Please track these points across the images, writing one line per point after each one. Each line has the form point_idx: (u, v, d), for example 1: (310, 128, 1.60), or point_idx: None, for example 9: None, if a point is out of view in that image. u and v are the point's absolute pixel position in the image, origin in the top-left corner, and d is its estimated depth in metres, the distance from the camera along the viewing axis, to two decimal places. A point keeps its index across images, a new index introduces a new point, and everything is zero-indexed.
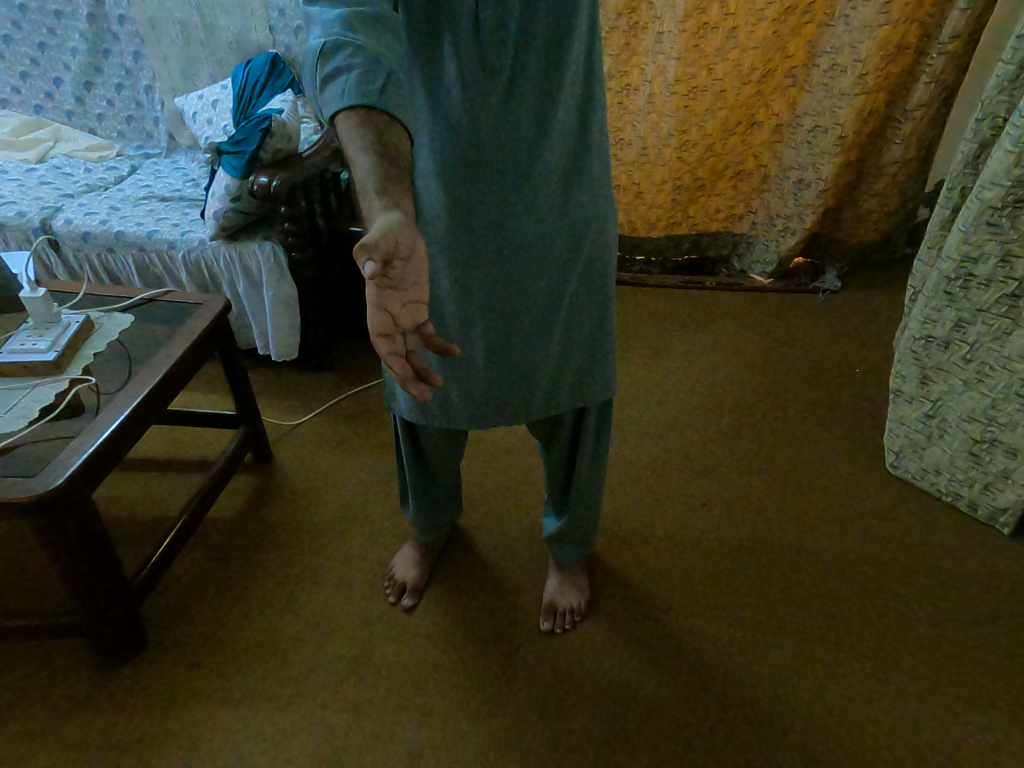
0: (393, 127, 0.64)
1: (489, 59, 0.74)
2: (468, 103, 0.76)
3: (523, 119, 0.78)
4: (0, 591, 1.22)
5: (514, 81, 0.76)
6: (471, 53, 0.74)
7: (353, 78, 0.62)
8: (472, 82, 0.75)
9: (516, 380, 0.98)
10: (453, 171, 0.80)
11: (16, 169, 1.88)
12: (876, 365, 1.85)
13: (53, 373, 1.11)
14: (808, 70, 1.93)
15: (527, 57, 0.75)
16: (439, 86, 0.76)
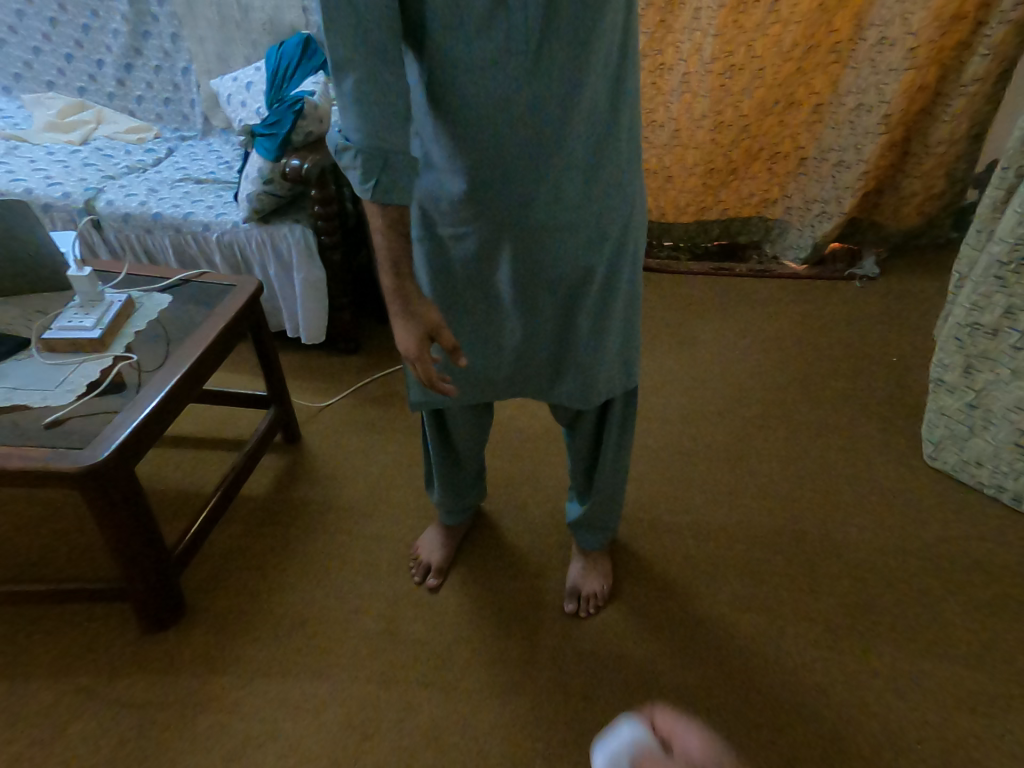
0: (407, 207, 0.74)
1: (512, 41, 0.71)
2: (490, 95, 0.75)
3: (546, 110, 0.77)
4: (51, 557, 1.28)
5: (539, 66, 0.74)
6: (492, 37, 0.71)
7: (362, 177, 0.71)
8: (495, 68, 0.73)
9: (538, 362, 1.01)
10: (478, 166, 0.81)
11: (61, 150, 1.93)
12: (914, 354, 1.80)
13: (98, 350, 1.14)
14: (853, 44, 1.85)
15: (551, 45, 0.73)
16: (459, 80, 0.75)
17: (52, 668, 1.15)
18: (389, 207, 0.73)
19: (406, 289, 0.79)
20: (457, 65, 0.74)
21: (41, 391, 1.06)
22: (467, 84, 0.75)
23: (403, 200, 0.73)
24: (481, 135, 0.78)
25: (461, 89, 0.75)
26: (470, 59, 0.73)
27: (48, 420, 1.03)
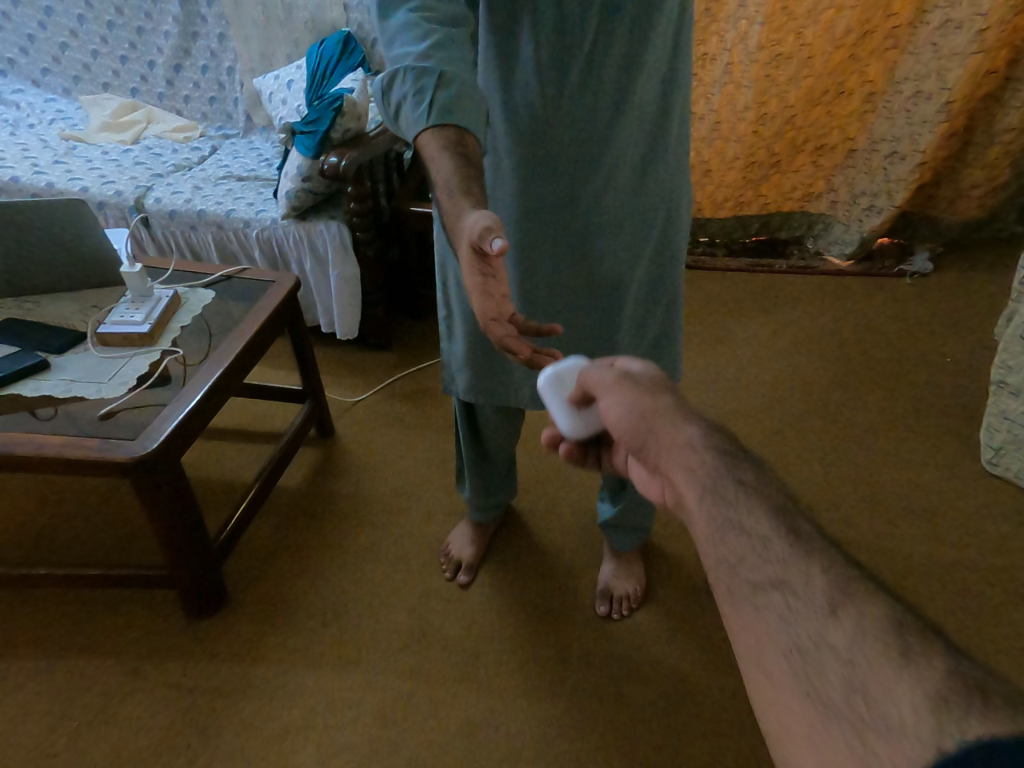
0: (465, 131, 0.69)
1: (568, 33, 0.73)
2: (547, 77, 0.76)
3: (602, 90, 0.75)
4: (104, 543, 1.33)
5: (592, 57, 0.74)
6: (548, 29, 0.73)
7: (414, 102, 0.68)
8: (549, 59, 0.75)
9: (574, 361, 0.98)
10: (528, 146, 0.80)
11: (114, 150, 1.99)
12: (971, 353, 1.72)
13: (147, 344, 1.17)
14: (913, 28, 1.77)
15: (613, 23, 0.72)
16: (517, 59, 0.76)
17: (104, 650, 1.19)
18: (444, 129, 0.68)
19: (459, 205, 0.66)
20: (516, 44, 0.75)
21: (95, 383, 1.10)
22: (520, 75, 0.76)
23: (460, 120, 0.68)
24: (530, 124, 0.78)
25: (517, 69, 0.76)
26: (525, 52, 0.75)
27: (102, 412, 1.06)
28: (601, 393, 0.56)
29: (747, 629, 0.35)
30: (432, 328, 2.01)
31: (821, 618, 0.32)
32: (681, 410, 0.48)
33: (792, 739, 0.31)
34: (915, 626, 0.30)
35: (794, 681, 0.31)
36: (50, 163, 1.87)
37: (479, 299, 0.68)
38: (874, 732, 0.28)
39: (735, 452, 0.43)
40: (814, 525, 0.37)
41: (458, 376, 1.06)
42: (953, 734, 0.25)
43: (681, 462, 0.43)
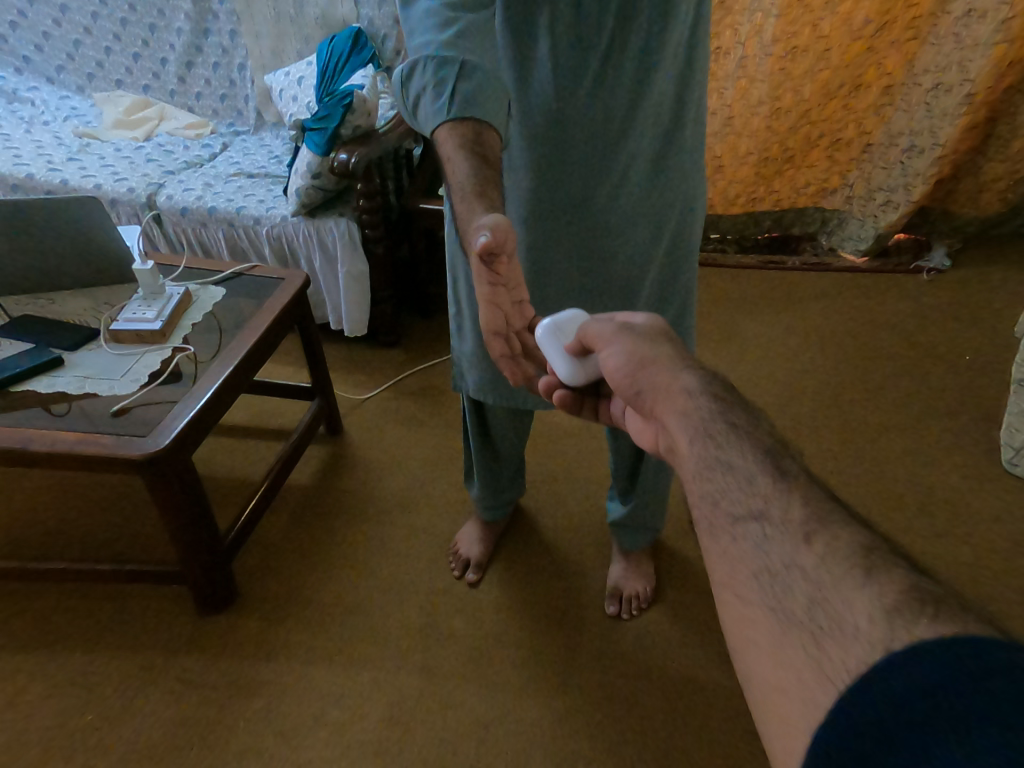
0: (485, 126, 0.68)
1: (586, 34, 0.72)
2: (562, 79, 0.75)
3: (618, 93, 0.75)
4: (117, 539, 1.34)
5: (609, 58, 0.73)
6: (566, 30, 0.72)
7: (434, 94, 0.68)
8: (566, 60, 0.74)
9: None
10: (542, 150, 0.79)
11: (127, 147, 2.00)
12: (989, 351, 1.69)
13: (159, 341, 1.18)
14: (934, 19, 1.73)
15: (630, 25, 0.71)
16: (532, 60, 0.75)
17: (116, 645, 1.20)
18: (464, 121, 0.67)
19: (473, 209, 0.66)
20: (531, 44, 0.74)
21: (108, 380, 1.10)
22: (537, 76, 0.75)
23: (481, 112, 0.68)
24: (546, 126, 0.77)
25: (532, 70, 0.75)
26: (541, 53, 0.74)
27: (114, 409, 1.06)
28: (601, 343, 0.59)
29: (724, 555, 0.39)
30: (440, 326, 2.01)
31: (792, 544, 0.36)
32: (679, 357, 0.52)
33: (756, 648, 0.36)
34: (879, 554, 0.34)
35: (762, 598, 0.36)
36: (64, 160, 1.89)
37: (488, 309, 0.73)
38: (827, 636, 0.32)
39: (731, 399, 0.46)
40: (799, 467, 0.41)
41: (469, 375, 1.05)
42: (901, 636, 0.29)
43: (675, 406, 0.48)
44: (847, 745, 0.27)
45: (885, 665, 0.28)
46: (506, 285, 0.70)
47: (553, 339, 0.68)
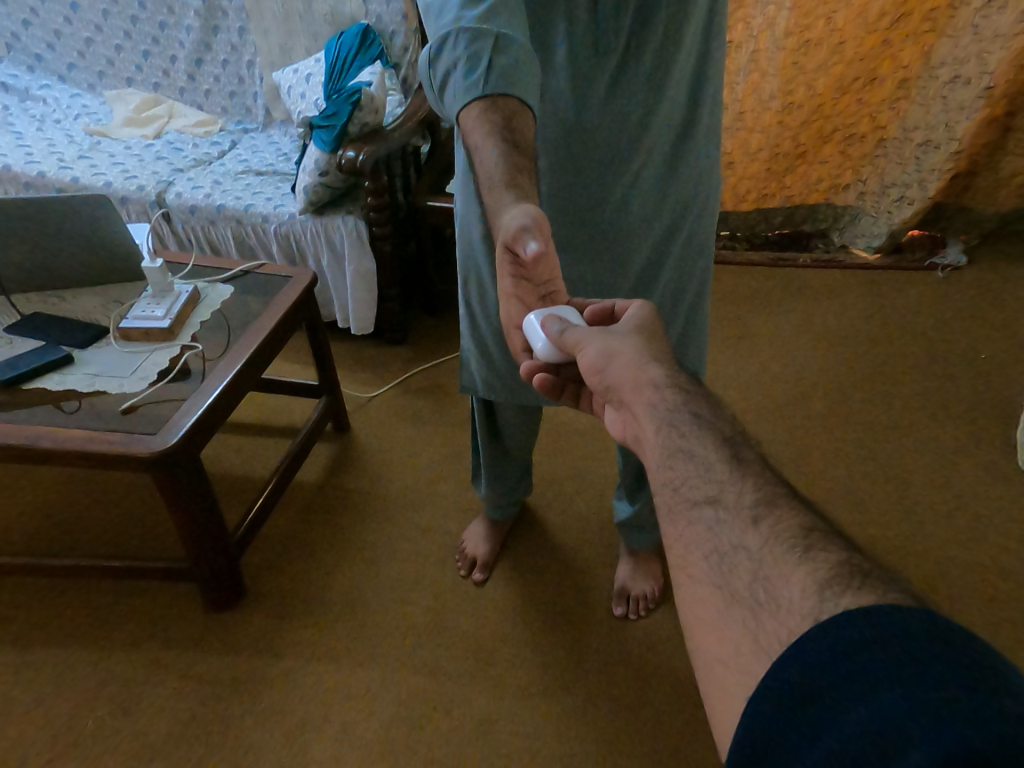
0: (520, 106, 0.66)
1: (602, 38, 0.73)
2: (578, 80, 0.76)
3: (635, 94, 0.76)
4: (127, 535, 1.35)
5: (625, 62, 0.75)
6: (583, 34, 0.73)
7: (466, 69, 0.65)
8: (582, 64, 0.75)
9: None
10: (558, 151, 0.80)
11: (137, 145, 2.01)
12: (1005, 349, 1.66)
13: (167, 339, 1.18)
14: (952, 11, 1.70)
15: (646, 27, 0.73)
16: (550, 60, 0.75)
17: (126, 641, 1.21)
18: (498, 100, 0.65)
19: (501, 199, 0.65)
20: (549, 42, 0.75)
21: (117, 378, 1.11)
22: (554, 78, 0.76)
23: (516, 90, 0.65)
24: (562, 128, 0.78)
25: (549, 72, 0.76)
26: (559, 56, 0.75)
27: (124, 406, 1.06)
28: (582, 337, 0.57)
29: (680, 538, 0.40)
30: (447, 324, 2.00)
31: (741, 527, 0.37)
32: (650, 351, 0.52)
33: (702, 626, 0.37)
34: (817, 534, 0.35)
35: (709, 574, 0.37)
36: (75, 158, 1.90)
37: (507, 305, 0.72)
38: (765, 611, 0.34)
39: (696, 392, 0.47)
40: (754, 456, 0.42)
41: (478, 376, 1.04)
42: (829, 606, 0.31)
43: (642, 395, 0.48)
44: (775, 706, 0.28)
45: (810, 633, 0.29)
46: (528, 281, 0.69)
47: (538, 320, 0.64)
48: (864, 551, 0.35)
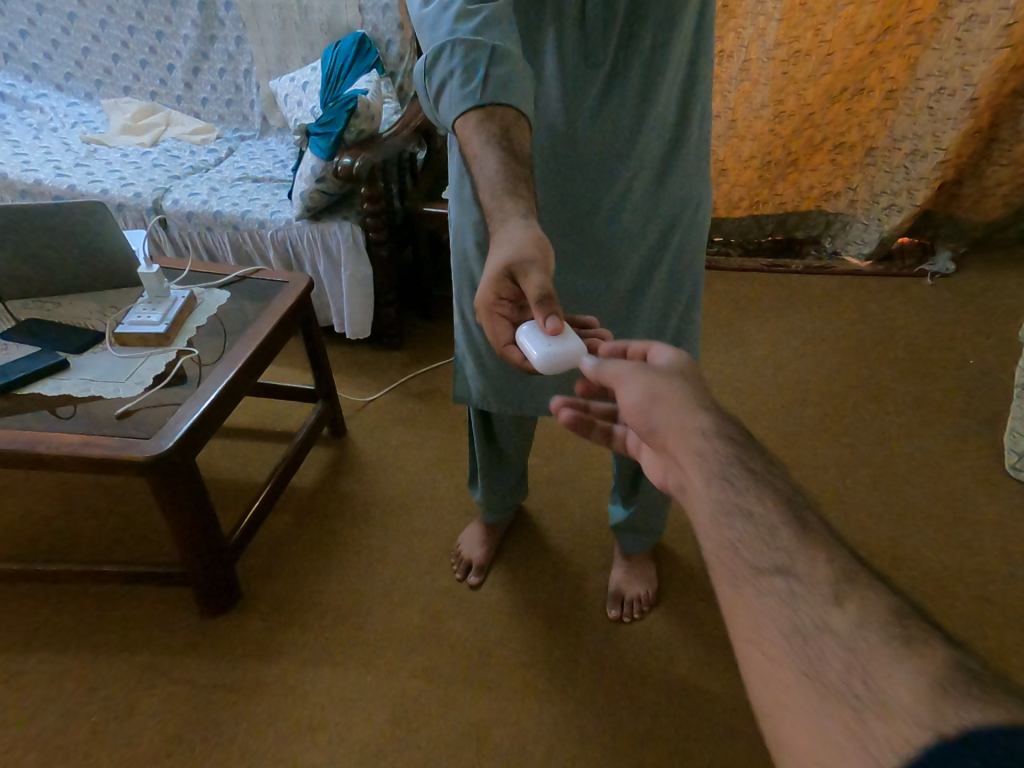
0: (514, 117, 0.67)
1: (592, 45, 0.74)
2: (569, 89, 0.77)
3: (626, 100, 0.77)
4: (122, 542, 1.35)
5: (616, 67, 0.76)
6: (573, 40, 0.74)
7: (461, 78, 0.67)
8: (573, 69, 0.76)
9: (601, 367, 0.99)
10: (550, 159, 0.81)
11: (134, 152, 2.02)
12: (993, 355, 1.68)
13: (163, 344, 1.19)
14: (937, 24, 1.73)
15: (637, 33, 0.74)
16: (541, 69, 0.77)
17: (121, 648, 1.21)
18: (493, 108, 0.66)
19: (504, 207, 0.65)
20: (540, 51, 0.76)
21: (113, 383, 1.11)
22: (546, 84, 0.77)
23: (509, 100, 0.67)
24: (555, 133, 0.79)
25: (540, 78, 0.78)
26: (551, 63, 0.76)
27: (119, 412, 1.07)
28: (621, 380, 0.56)
29: (747, 609, 0.37)
30: (443, 329, 2.02)
31: (824, 605, 0.34)
32: (697, 398, 0.50)
33: (788, 719, 0.33)
34: (913, 622, 0.33)
35: (793, 658, 0.34)
36: (72, 166, 1.91)
37: (489, 321, 0.70)
38: (868, 710, 0.30)
39: (746, 444, 0.45)
40: (822, 523, 0.40)
41: (472, 381, 1.05)
42: (947, 714, 0.27)
43: (689, 445, 0.46)
44: None
45: (934, 747, 0.26)
46: (507, 298, 0.68)
47: (534, 330, 0.65)
48: (905, 597, 0.35)
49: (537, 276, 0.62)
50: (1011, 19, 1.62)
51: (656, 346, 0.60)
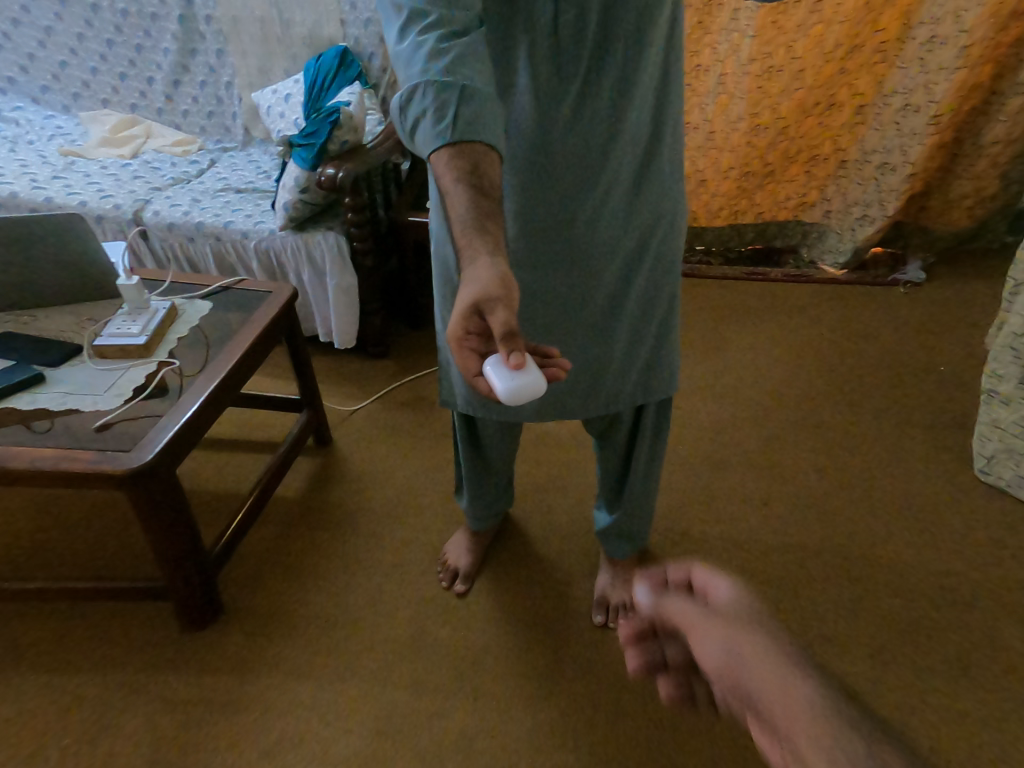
0: (484, 152, 0.67)
1: (565, 62, 0.76)
2: (543, 102, 0.78)
3: (600, 114, 0.79)
4: (100, 558, 1.33)
5: (588, 84, 0.78)
6: (545, 58, 0.76)
7: (434, 117, 0.66)
8: (548, 86, 0.78)
9: (585, 375, 1.01)
10: (528, 173, 0.83)
11: (113, 165, 2.01)
12: (964, 362, 1.74)
13: (144, 356, 1.18)
14: (901, 44, 1.79)
15: (608, 51, 0.76)
16: (515, 83, 0.78)
17: (99, 665, 1.19)
18: (466, 146, 0.66)
19: (473, 244, 0.65)
20: (511, 65, 0.77)
21: (91, 395, 1.10)
22: (522, 101, 0.79)
23: (481, 137, 0.67)
24: (533, 149, 0.81)
25: (515, 95, 0.79)
26: (526, 81, 0.77)
27: (98, 424, 1.06)
28: (693, 630, 0.53)
29: None
30: (429, 337, 2.02)
31: None
32: (780, 647, 0.47)
33: None
34: None
35: None
36: (49, 179, 1.89)
37: (460, 355, 0.69)
38: None
39: (852, 712, 0.41)
40: None
41: (457, 389, 1.06)
42: None
43: (801, 716, 0.41)
44: None
45: None
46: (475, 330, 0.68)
47: (497, 362, 0.65)
48: None
49: (501, 314, 0.62)
50: (969, 41, 1.69)
51: (707, 576, 0.60)
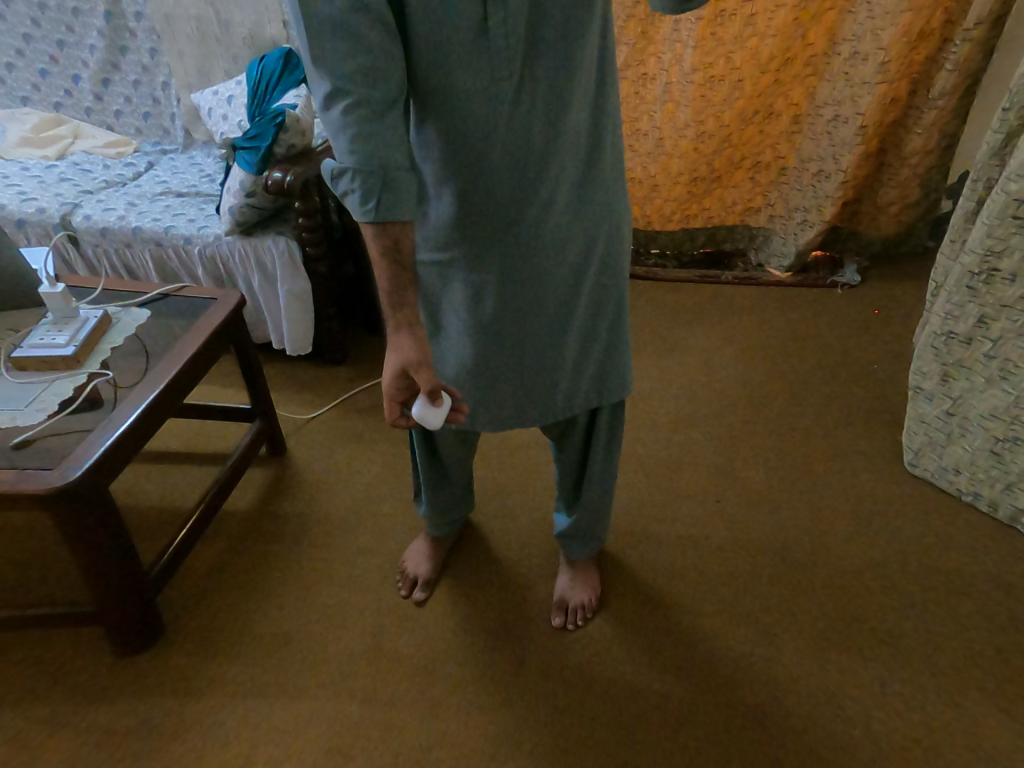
0: (405, 225, 0.66)
1: (497, 69, 0.75)
2: (477, 110, 0.77)
3: (536, 123, 0.80)
4: (25, 582, 1.26)
5: (522, 92, 0.77)
6: (477, 65, 0.74)
7: (361, 197, 0.63)
8: (482, 96, 0.76)
9: (540, 382, 1.01)
10: (470, 183, 0.83)
11: (36, 166, 1.91)
12: (896, 360, 1.83)
13: (71, 368, 1.13)
14: (827, 58, 1.89)
15: (540, 59, 0.76)
16: (447, 92, 0.76)
17: (25, 694, 1.13)
18: (391, 224, 0.64)
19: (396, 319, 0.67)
20: (440, 73, 0.75)
21: (13, 410, 1.05)
22: (458, 112, 0.78)
23: (406, 215, 0.65)
24: (472, 159, 0.81)
25: (450, 105, 0.77)
26: (460, 91, 0.76)
27: (17, 441, 1.01)
28: None
29: None
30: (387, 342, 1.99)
31: None
32: None
33: None
34: None
35: None
36: None
37: (389, 406, 0.74)
38: None
39: None
40: None
41: None
42: None
43: None
44: None
45: None
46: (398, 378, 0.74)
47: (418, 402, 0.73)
48: None
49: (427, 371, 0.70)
50: (886, 57, 1.77)
51: None
